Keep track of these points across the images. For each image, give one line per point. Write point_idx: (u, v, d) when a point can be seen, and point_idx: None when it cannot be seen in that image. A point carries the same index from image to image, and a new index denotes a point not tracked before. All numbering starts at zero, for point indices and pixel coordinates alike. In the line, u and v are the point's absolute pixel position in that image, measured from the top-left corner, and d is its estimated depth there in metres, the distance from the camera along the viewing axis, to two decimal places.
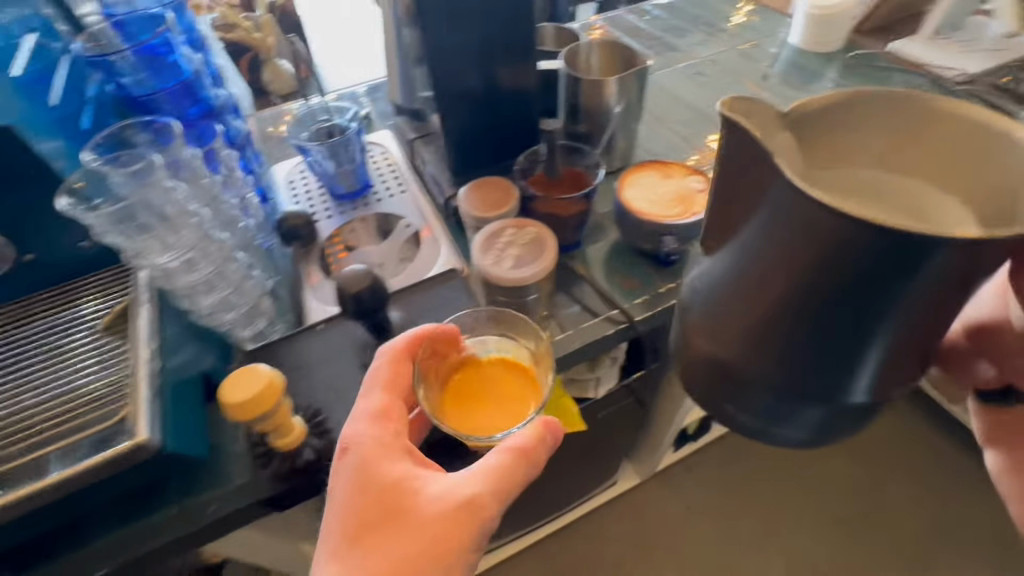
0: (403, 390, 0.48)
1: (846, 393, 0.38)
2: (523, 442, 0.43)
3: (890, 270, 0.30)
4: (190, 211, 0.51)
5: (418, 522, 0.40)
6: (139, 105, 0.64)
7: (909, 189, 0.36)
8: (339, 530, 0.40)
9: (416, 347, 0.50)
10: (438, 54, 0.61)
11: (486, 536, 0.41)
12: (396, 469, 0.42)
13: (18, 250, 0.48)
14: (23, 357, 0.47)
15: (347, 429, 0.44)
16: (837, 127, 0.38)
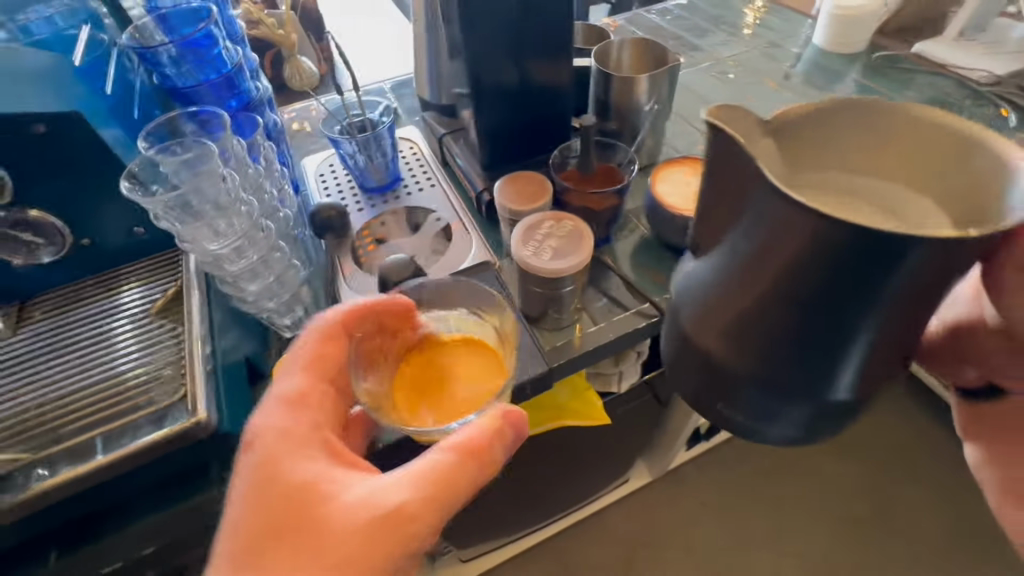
0: (329, 371, 0.47)
1: (826, 387, 0.36)
2: (465, 446, 0.41)
3: (873, 264, 0.29)
4: (240, 202, 0.52)
5: (329, 537, 0.37)
6: (182, 96, 0.65)
7: (885, 194, 0.36)
8: (235, 542, 0.37)
9: (354, 324, 0.49)
10: (479, 47, 0.61)
11: (420, 544, 0.39)
12: (306, 473, 0.39)
13: (76, 233, 0.53)
14: (71, 340, 0.51)
15: (259, 420, 0.42)
16: (811, 133, 0.37)
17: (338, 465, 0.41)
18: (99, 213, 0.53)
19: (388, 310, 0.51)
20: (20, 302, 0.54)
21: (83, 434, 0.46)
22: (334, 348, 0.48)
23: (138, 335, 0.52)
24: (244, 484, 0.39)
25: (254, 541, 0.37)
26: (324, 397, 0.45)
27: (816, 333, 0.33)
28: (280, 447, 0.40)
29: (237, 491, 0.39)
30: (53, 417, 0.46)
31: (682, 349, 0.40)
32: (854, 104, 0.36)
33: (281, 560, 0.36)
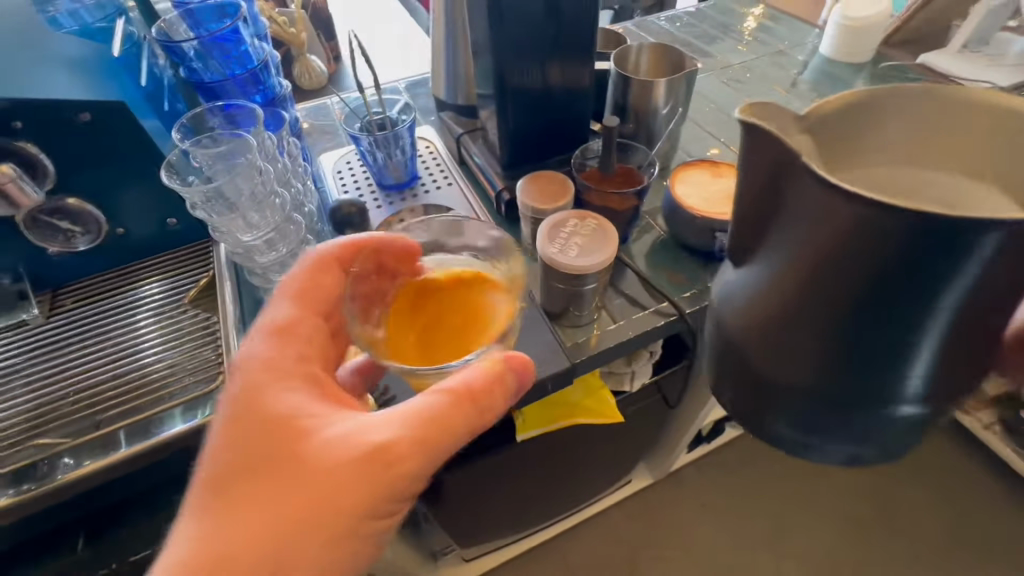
0: (317, 305, 0.47)
1: (893, 396, 0.33)
2: (456, 392, 0.40)
3: (934, 258, 0.27)
4: (274, 195, 0.53)
5: (313, 471, 0.37)
6: (207, 91, 0.65)
7: (947, 183, 0.33)
8: (217, 466, 0.38)
9: (351, 260, 0.50)
10: (505, 47, 0.62)
11: (405, 486, 0.40)
12: (286, 403, 0.40)
13: (112, 224, 0.55)
14: (92, 332, 0.52)
15: (244, 350, 0.42)
16: (857, 124, 0.35)
17: (323, 401, 0.42)
18: (131, 205, 0.55)
19: (384, 247, 0.52)
20: (49, 291, 0.55)
21: (124, 418, 0.47)
22: (326, 280, 0.48)
23: (172, 322, 0.53)
24: (227, 410, 0.40)
25: (237, 467, 0.37)
26: (313, 329, 0.45)
27: (868, 330, 0.31)
28: (268, 378, 0.41)
29: (220, 416, 0.40)
30: (94, 401, 0.48)
31: (725, 350, 0.39)
32: (905, 92, 0.34)
33: (262, 487, 0.37)
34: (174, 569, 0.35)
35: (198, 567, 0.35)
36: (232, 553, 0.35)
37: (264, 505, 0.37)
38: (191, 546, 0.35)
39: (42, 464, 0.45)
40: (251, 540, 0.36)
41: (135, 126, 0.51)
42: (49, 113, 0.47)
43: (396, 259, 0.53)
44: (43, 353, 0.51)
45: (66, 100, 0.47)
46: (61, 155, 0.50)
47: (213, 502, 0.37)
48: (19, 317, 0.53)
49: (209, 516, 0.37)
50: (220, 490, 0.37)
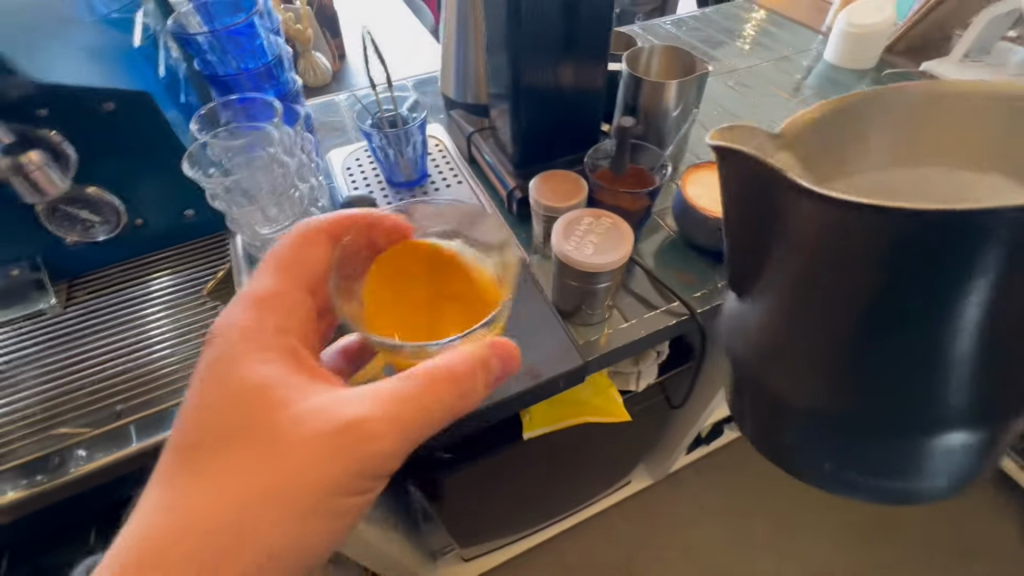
0: (303, 278, 0.46)
1: (927, 407, 0.33)
2: (432, 372, 0.40)
3: (934, 255, 0.27)
4: (293, 188, 0.54)
5: (280, 445, 0.37)
6: (221, 84, 0.66)
7: (944, 180, 0.33)
8: (194, 429, 0.38)
9: (341, 234, 0.50)
10: (521, 47, 0.63)
11: (373, 466, 0.39)
12: (260, 374, 0.40)
13: (131, 216, 0.55)
14: (105, 325, 0.52)
15: (223, 317, 0.43)
16: (842, 136, 0.35)
17: (300, 375, 0.41)
18: (151, 197, 0.55)
19: (373, 225, 0.50)
20: (66, 280, 0.55)
21: (144, 408, 0.47)
22: (315, 255, 0.48)
23: (192, 311, 0.53)
24: (201, 380, 0.40)
25: (205, 438, 0.38)
26: (302, 302, 0.46)
27: (882, 335, 0.31)
28: (244, 348, 0.41)
29: (196, 384, 0.40)
30: (114, 390, 0.48)
31: (748, 362, 0.39)
32: (891, 95, 0.34)
33: (234, 453, 0.37)
34: (140, 533, 0.35)
35: (157, 535, 0.35)
36: (194, 521, 0.35)
37: (230, 478, 0.37)
38: (156, 512, 0.36)
39: (56, 455, 0.45)
40: (215, 510, 0.36)
41: (155, 117, 0.51)
42: (72, 102, 0.47)
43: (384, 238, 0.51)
44: (61, 342, 0.50)
45: (88, 89, 0.47)
46: (82, 144, 0.50)
47: (180, 472, 0.37)
48: (37, 307, 0.52)
49: (177, 483, 0.37)
50: (186, 461, 0.37)
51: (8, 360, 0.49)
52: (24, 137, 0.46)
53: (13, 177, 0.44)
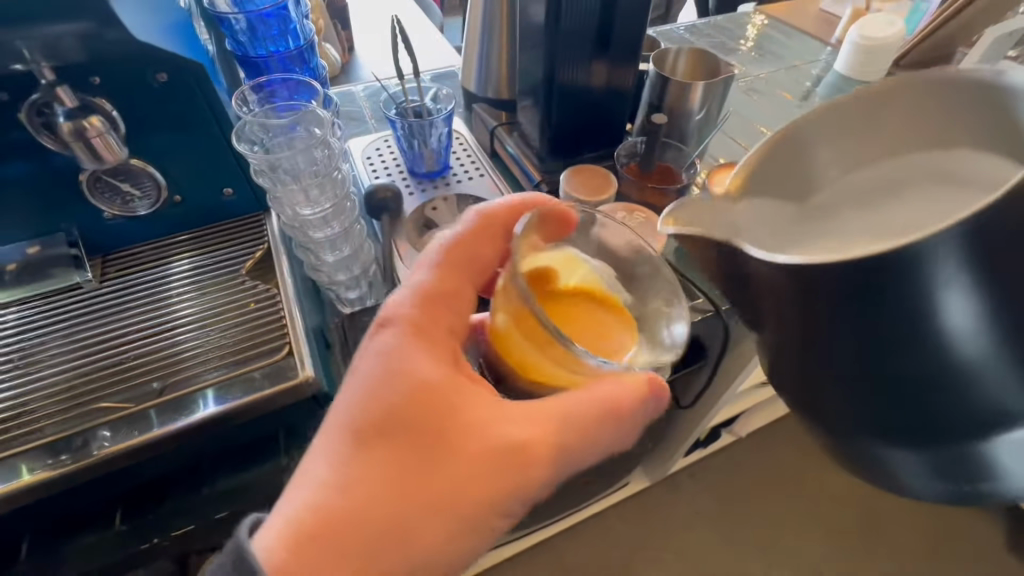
0: (467, 273, 0.42)
1: (949, 429, 0.30)
2: (616, 398, 0.36)
3: (883, 286, 0.28)
4: (336, 170, 0.53)
5: (452, 454, 0.34)
6: (251, 65, 0.65)
7: (917, 169, 0.40)
8: (365, 416, 0.34)
9: (512, 229, 0.44)
10: (558, 43, 0.63)
11: (529, 491, 0.36)
12: (437, 372, 0.36)
13: (171, 191, 0.51)
14: (140, 304, 0.48)
15: (393, 302, 0.39)
16: (793, 165, 0.44)
17: (471, 380, 0.37)
18: (196, 173, 0.51)
19: (566, 210, 0.42)
20: (100, 256, 0.52)
21: (179, 388, 0.44)
22: (486, 252, 0.43)
23: (233, 291, 0.50)
24: (375, 364, 0.35)
25: (374, 427, 0.34)
26: (466, 306, 0.41)
27: (876, 357, 0.30)
28: (417, 342, 0.37)
29: (367, 366, 0.36)
30: (147, 368, 0.45)
31: (784, 388, 0.38)
32: (803, 131, 0.44)
33: (409, 454, 0.33)
34: (303, 510, 0.31)
35: (314, 523, 0.31)
36: (356, 516, 0.31)
37: (395, 479, 0.33)
38: (314, 496, 0.32)
39: (79, 436, 0.42)
40: (378, 508, 0.32)
41: (211, 94, 0.47)
42: (125, 71, 0.43)
43: (556, 230, 0.43)
44: (97, 317, 0.47)
45: (144, 57, 0.43)
46: (130, 114, 0.45)
47: (341, 458, 0.33)
48: (71, 281, 0.49)
49: (344, 464, 0.33)
50: (349, 447, 0.33)
51: (36, 334, 0.46)
52: (88, 103, 0.41)
53: (71, 143, 0.40)
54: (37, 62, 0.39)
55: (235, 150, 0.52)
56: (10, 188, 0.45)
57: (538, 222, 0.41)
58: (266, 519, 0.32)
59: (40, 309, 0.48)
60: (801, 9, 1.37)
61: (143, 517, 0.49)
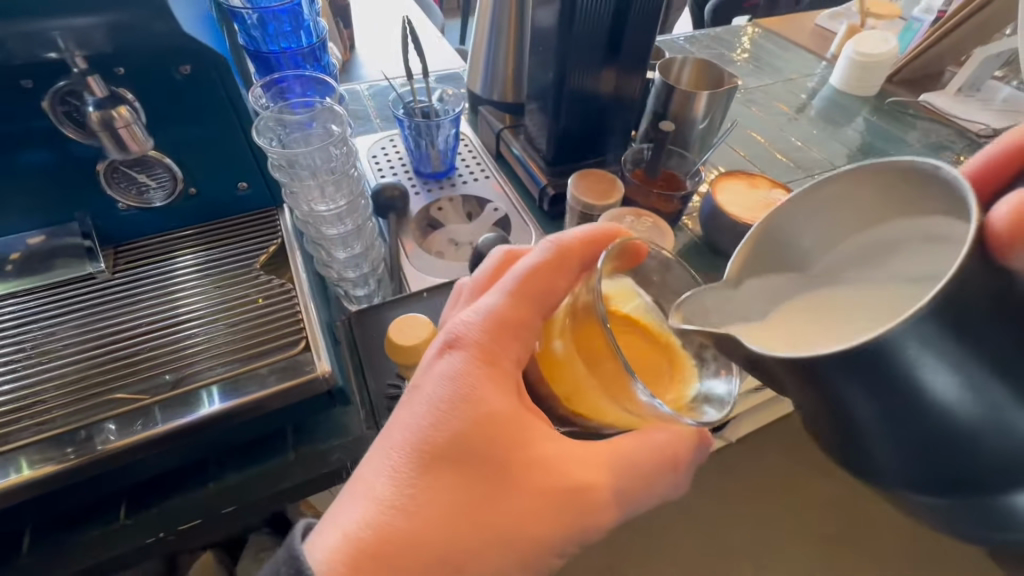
0: (540, 305, 0.38)
1: (989, 494, 0.25)
2: (672, 447, 0.36)
3: (862, 373, 0.25)
4: (351, 168, 0.57)
5: (514, 491, 0.34)
6: (263, 61, 0.66)
7: (905, 241, 0.34)
8: (432, 443, 0.33)
9: (592, 262, 0.41)
10: (570, 49, 0.64)
11: (581, 528, 0.35)
12: (506, 404, 0.35)
13: (187, 182, 0.51)
14: (155, 299, 0.48)
15: (462, 325, 0.37)
16: (776, 252, 0.39)
17: (534, 414, 0.36)
18: (212, 166, 0.51)
19: (640, 243, 0.41)
20: (111, 246, 0.51)
21: (188, 381, 0.44)
22: (562, 283, 0.39)
23: (247, 286, 0.50)
24: (445, 388, 0.35)
25: (439, 454, 0.33)
26: (535, 339, 0.38)
27: (883, 433, 0.26)
28: (488, 372, 0.35)
29: (437, 390, 0.35)
30: (156, 361, 0.44)
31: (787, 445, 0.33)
32: (780, 218, 0.37)
33: (473, 485, 0.33)
34: (364, 526, 0.32)
35: (373, 542, 0.31)
36: (414, 540, 0.31)
37: (457, 508, 0.33)
38: (374, 514, 0.32)
39: (83, 429, 0.41)
40: (437, 534, 0.32)
41: (232, 88, 0.48)
42: (150, 63, 0.43)
43: (626, 261, 0.41)
44: (111, 312, 0.47)
45: (170, 50, 0.43)
46: (151, 105, 0.45)
47: (404, 480, 0.33)
48: (85, 272, 0.49)
49: (409, 486, 0.33)
50: (412, 470, 0.33)
51: (46, 327, 0.45)
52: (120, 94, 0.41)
53: (99, 133, 0.40)
54: (70, 51, 0.39)
55: (252, 140, 0.51)
56: (28, 176, 0.45)
57: (620, 252, 0.38)
58: (320, 524, 0.34)
59: (51, 299, 0.47)
60: (796, 23, 1.40)
61: (148, 509, 0.47)
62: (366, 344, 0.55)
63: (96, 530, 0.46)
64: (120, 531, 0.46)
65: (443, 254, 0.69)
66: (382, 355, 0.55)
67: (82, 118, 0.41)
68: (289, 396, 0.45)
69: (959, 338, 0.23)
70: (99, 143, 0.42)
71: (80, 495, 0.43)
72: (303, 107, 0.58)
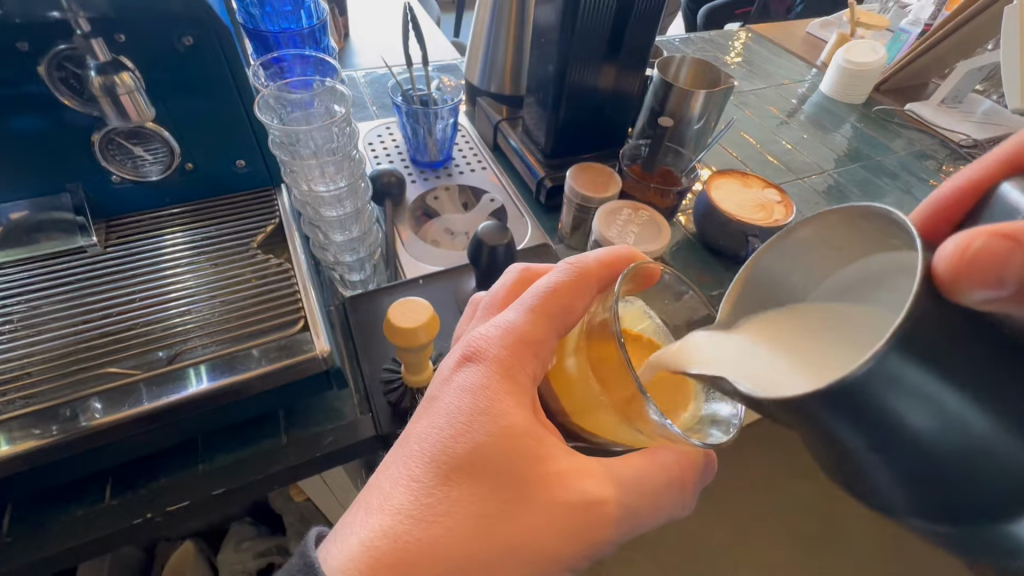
0: (557, 320, 0.39)
1: (989, 502, 0.25)
2: (681, 467, 0.37)
3: None
4: (353, 149, 0.57)
5: (528, 504, 0.33)
6: (261, 39, 0.65)
7: (870, 274, 0.34)
8: (451, 454, 0.34)
9: (608, 284, 0.42)
10: (573, 41, 0.64)
11: (596, 543, 0.34)
12: (522, 417, 0.35)
13: (183, 158, 0.50)
14: (149, 279, 0.47)
15: (479, 339, 0.38)
16: (771, 291, 0.41)
17: (547, 429, 0.37)
18: (209, 141, 0.50)
19: (656, 265, 0.41)
20: (103, 221, 0.50)
21: (181, 358, 0.43)
22: (580, 303, 0.40)
23: (243, 267, 0.49)
24: (463, 401, 0.35)
25: (457, 464, 0.33)
26: (551, 356, 0.39)
27: None
28: (506, 386, 0.36)
29: (455, 402, 0.35)
30: (148, 336, 0.44)
31: None
32: (763, 263, 0.39)
33: (490, 498, 0.33)
34: (381, 536, 0.32)
35: (390, 552, 0.31)
36: (430, 550, 0.31)
37: (473, 520, 0.32)
38: (391, 523, 0.32)
39: (67, 407, 0.40)
40: (454, 546, 0.32)
41: (234, 61, 0.47)
42: (152, 30, 0.42)
43: (640, 281, 0.41)
44: (100, 290, 0.45)
45: (174, 18, 0.42)
46: (150, 74, 0.44)
47: (420, 489, 0.33)
48: (76, 245, 0.48)
49: (427, 496, 0.33)
50: (429, 480, 0.33)
51: (33, 303, 0.44)
52: (121, 60, 0.40)
53: (100, 98, 0.39)
54: (73, 12, 0.37)
55: (253, 115, 0.51)
56: (18, 143, 0.43)
57: (636, 273, 0.39)
58: (335, 536, 0.33)
59: (42, 275, 0.46)
60: (787, 30, 1.43)
61: (134, 489, 0.46)
62: (364, 328, 0.56)
63: (81, 508, 0.45)
64: (104, 511, 0.45)
65: (439, 243, 0.69)
66: (378, 339, 0.55)
67: (80, 85, 0.41)
68: (282, 375, 0.44)
69: (966, 324, 0.24)
70: (100, 110, 0.41)
71: (63, 472, 0.41)
72: (303, 87, 0.57)
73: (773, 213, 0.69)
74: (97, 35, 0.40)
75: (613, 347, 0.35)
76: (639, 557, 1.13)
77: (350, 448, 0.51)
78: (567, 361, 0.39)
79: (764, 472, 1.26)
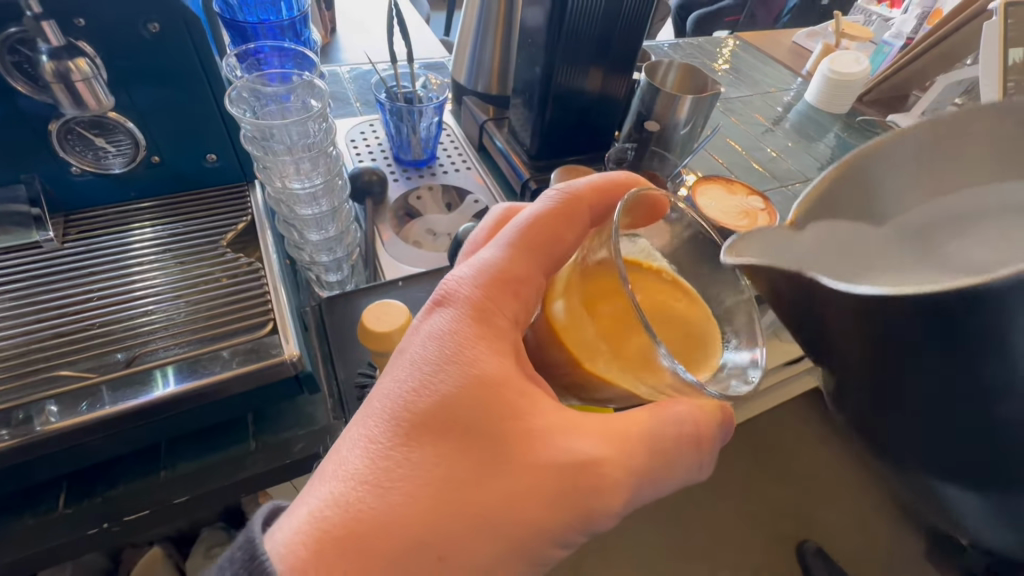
0: (541, 256, 0.37)
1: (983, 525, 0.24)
2: (697, 422, 0.33)
3: None
4: (330, 146, 0.56)
5: (513, 464, 0.31)
6: (239, 30, 0.63)
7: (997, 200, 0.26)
8: (416, 406, 0.31)
9: (601, 210, 0.41)
10: (560, 42, 0.63)
11: (582, 537, 0.33)
12: (497, 364, 0.32)
13: (150, 150, 0.48)
14: (115, 276, 0.45)
15: (452, 281, 0.36)
16: (858, 185, 0.30)
17: (531, 381, 0.34)
18: (180, 134, 0.49)
19: (663, 197, 0.38)
20: (62, 214, 0.48)
21: (141, 361, 0.41)
22: (567, 237, 0.38)
23: (213, 265, 0.47)
24: (431, 347, 0.33)
25: (420, 421, 0.31)
26: (536, 299, 0.36)
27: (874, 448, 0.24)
28: (480, 332, 0.33)
29: (422, 349, 0.33)
30: (108, 336, 0.41)
31: None
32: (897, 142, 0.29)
33: (461, 452, 0.31)
34: (333, 506, 0.29)
35: (341, 524, 0.28)
36: (384, 521, 0.28)
37: (439, 483, 0.30)
38: (343, 491, 0.29)
39: (21, 410, 0.37)
40: (418, 512, 0.29)
41: (204, 51, 0.45)
42: (115, 15, 0.40)
43: (646, 217, 0.39)
44: (61, 284, 0.43)
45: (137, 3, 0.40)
46: (113, 60, 0.42)
47: (378, 451, 0.30)
48: (31, 239, 0.45)
49: (388, 455, 0.30)
50: (388, 440, 0.30)
51: None
52: (78, 45, 0.38)
53: (52, 84, 0.37)
54: None
55: (225, 110, 0.49)
56: None
57: (637, 203, 0.35)
58: (279, 520, 0.30)
59: None
60: (774, 39, 1.44)
61: (89, 498, 0.44)
62: (339, 329, 0.54)
63: (30, 516, 0.43)
64: (57, 521, 0.43)
65: (421, 244, 0.67)
66: (353, 342, 0.54)
67: (33, 70, 0.39)
68: (250, 381, 0.42)
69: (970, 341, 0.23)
70: (53, 97, 0.38)
71: (8, 478, 0.39)
72: (280, 79, 0.56)
73: (758, 219, 0.69)
74: (51, 18, 0.37)
75: (619, 287, 0.31)
76: (619, 561, 1.11)
77: (320, 457, 0.50)
78: (555, 305, 0.35)
79: (744, 473, 1.27)
